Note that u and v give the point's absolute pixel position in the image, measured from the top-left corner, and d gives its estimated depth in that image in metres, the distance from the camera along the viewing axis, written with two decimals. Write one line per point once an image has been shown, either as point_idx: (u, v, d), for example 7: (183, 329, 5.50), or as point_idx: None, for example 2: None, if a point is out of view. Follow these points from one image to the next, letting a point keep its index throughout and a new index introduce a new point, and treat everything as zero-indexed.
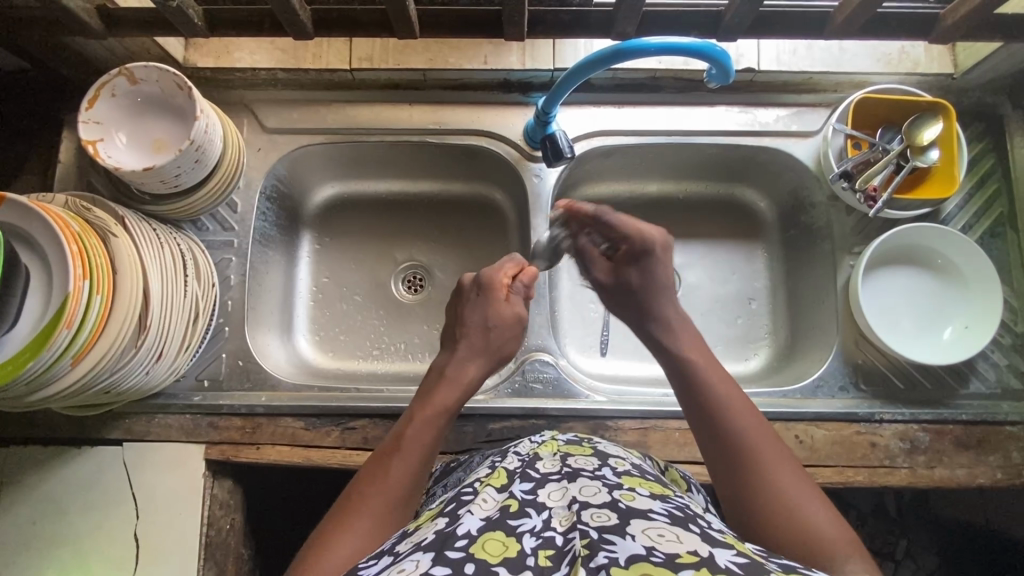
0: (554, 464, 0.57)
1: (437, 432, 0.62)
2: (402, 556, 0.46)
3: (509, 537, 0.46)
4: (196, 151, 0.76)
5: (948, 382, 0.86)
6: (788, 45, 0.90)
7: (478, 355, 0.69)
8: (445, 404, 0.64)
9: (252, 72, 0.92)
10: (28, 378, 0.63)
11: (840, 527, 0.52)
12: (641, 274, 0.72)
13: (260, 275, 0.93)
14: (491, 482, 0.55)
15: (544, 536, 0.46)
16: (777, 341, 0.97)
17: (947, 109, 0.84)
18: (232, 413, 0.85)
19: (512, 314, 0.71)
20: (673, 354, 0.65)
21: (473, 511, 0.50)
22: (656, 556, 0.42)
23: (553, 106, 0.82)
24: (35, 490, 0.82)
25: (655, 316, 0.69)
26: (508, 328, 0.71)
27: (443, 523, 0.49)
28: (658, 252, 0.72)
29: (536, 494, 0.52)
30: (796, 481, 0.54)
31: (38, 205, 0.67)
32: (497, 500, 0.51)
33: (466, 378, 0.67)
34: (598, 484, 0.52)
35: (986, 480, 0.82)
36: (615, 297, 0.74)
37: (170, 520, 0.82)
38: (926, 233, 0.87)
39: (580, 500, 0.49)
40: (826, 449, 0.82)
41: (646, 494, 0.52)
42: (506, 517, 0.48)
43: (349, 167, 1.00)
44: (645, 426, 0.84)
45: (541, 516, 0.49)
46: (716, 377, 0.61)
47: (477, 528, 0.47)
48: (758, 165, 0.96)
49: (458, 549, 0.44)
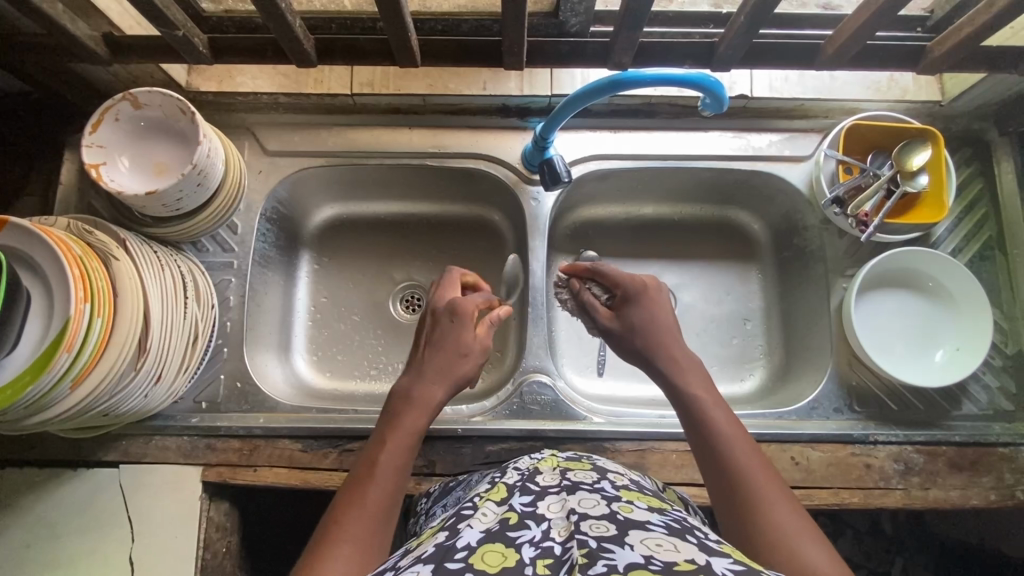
0: (554, 477, 0.58)
1: (408, 452, 0.62)
2: (402, 568, 0.46)
3: (508, 548, 0.47)
4: (198, 175, 0.77)
5: (940, 404, 0.87)
6: (780, 73, 0.92)
7: (443, 379, 0.68)
8: (415, 424, 0.64)
9: (254, 96, 0.93)
10: (28, 402, 0.63)
11: (827, 557, 0.50)
12: (639, 313, 0.73)
13: (259, 296, 0.94)
14: (491, 497, 0.55)
15: (543, 545, 0.47)
16: (772, 361, 0.98)
17: (936, 136, 0.86)
18: (230, 434, 0.85)
19: (477, 341, 0.72)
20: (676, 387, 0.66)
21: (473, 524, 0.50)
22: (654, 564, 0.42)
23: (550, 132, 0.83)
24: (30, 513, 0.82)
25: (662, 353, 0.69)
26: (472, 354, 0.71)
27: (444, 537, 0.49)
28: (654, 294, 0.74)
29: (535, 506, 0.52)
30: (791, 513, 0.53)
31: (38, 228, 0.67)
32: (496, 513, 0.52)
33: (432, 402, 0.66)
34: (597, 497, 0.53)
35: (980, 501, 0.82)
36: (615, 339, 0.76)
37: (166, 543, 0.81)
38: (913, 257, 0.88)
39: (579, 512, 0.50)
40: (822, 470, 0.83)
41: (644, 507, 0.52)
42: (506, 528, 0.49)
43: (348, 189, 1.01)
44: (642, 447, 0.84)
45: (541, 526, 0.49)
46: (718, 409, 0.62)
47: (477, 540, 0.48)
48: (752, 189, 0.98)
49: (456, 561, 0.45)
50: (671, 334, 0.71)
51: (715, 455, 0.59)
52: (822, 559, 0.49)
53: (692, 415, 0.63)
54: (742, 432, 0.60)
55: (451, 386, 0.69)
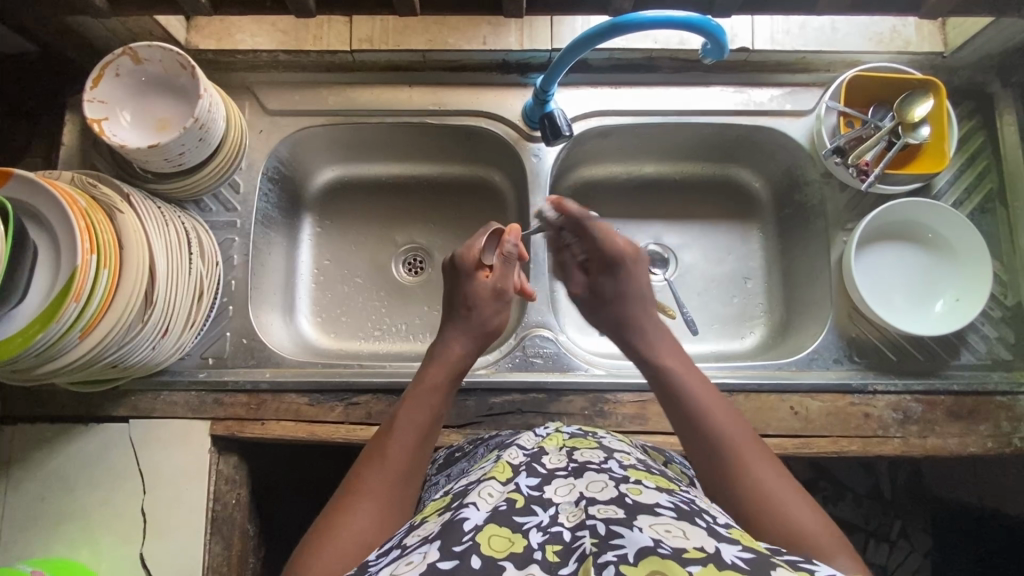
0: (560, 458, 0.58)
1: (430, 409, 0.65)
2: (409, 549, 0.48)
3: (515, 533, 0.47)
4: (199, 130, 0.77)
5: (940, 354, 0.87)
6: (781, 25, 0.91)
7: (460, 336, 0.73)
8: (435, 381, 0.68)
9: (254, 54, 0.92)
10: (38, 351, 0.65)
11: (812, 513, 0.54)
12: (612, 284, 0.75)
13: (263, 256, 0.95)
14: (494, 475, 0.55)
15: (551, 531, 0.48)
16: (772, 317, 0.99)
17: (937, 87, 0.86)
18: (238, 389, 0.86)
19: (489, 290, 0.75)
20: (650, 363, 0.68)
21: (477, 503, 0.50)
22: (663, 548, 0.43)
23: (551, 84, 0.83)
24: (43, 466, 0.83)
25: (630, 326, 0.73)
26: (487, 304, 0.75)
27: (450, 515, 0.50)
28: (628, 263, 0.75)
29: (542, 490, 0.52)
30: (775, 475, 0.56)
31: (45, 180, 0.68)
32: (501, 493, 0.52)
33: (454, 357, 0.71)
34: (605, 479, 0.53)
35: (977, 448, 0.83)
36: (586, 309, 0.77)
37: (177, 494, 0.83)
38: (932, 211, 0.88)
39: (587, 496, 0.51)
40: (821, 419, 0.84)
41: (652, 487, 0.53)
42: (512, 511, 0.49)
43: (349, 150, 1.01)
44: (643, 399, 0.85)
45: (548, 512, 0.50)
46: (694, 383, 0.64)
47: (482, 520, 0.48)
48: (753, 145, 0.98)
49: (463, 542, 0.46)
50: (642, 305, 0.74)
51: (694, 426, 0.61)
52: (802, 511, 0.53)
53: (670, 391, 0.65)
54: (721, 403, 0.62)
55: (473, 342, 0.74)
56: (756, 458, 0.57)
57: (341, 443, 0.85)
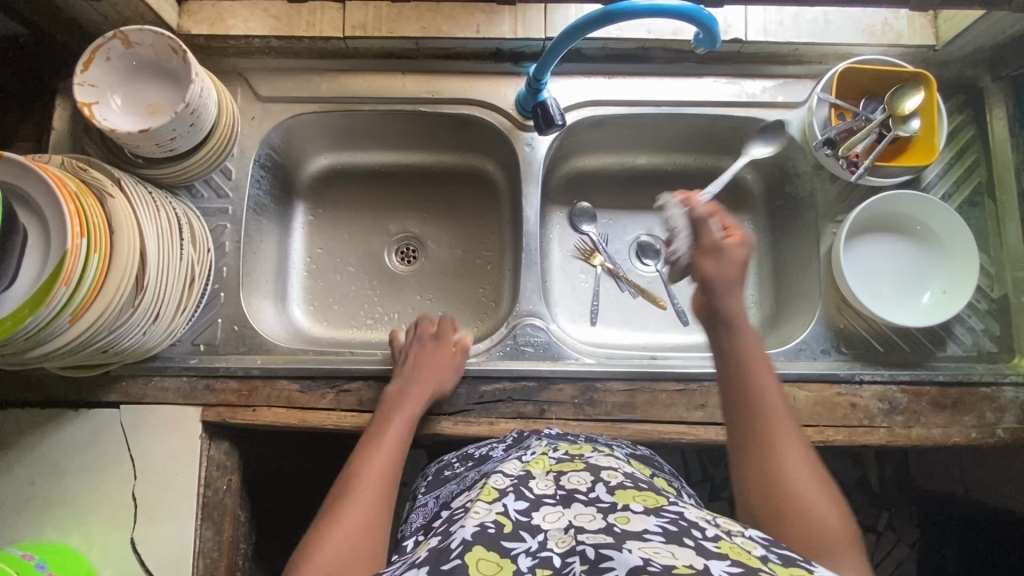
0: (548, 484, 0.59)
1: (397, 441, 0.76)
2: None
3: (503, 558, 0.48)
4: (190, 115, 0.77)
5: (926, 346, 0.88)
6: (775, 16, 0.91)
7: (427, 378, 0.82)
8: (403, 417, 0.79)
9: (246, 40, 0.92)
10: (27, 334, 0.64)
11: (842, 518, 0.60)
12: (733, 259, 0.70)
13: (255, 244, 0.94)
14: (481, 497, 0.56)
15: (540, 556, 0.49)
16: (762, 309, 1.00)
17: (930, 79, 0.86)
18: (229, 375, 0.86)
19: (444, 349, 0.86)
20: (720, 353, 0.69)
21: (466, 522, 0.52)
22: (653, 567, 0.43)
23: (544, 73, 0.83)
24: (34, 451, 0.84)
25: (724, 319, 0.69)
26: (444, 356, 0.85)
27: (437, 541, 0.52)
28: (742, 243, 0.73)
29: (531, 516, 0.53)
30: (811, 480, 0.62)
31: (34, 163, 0.68)
32: (489, 512, 0.53)
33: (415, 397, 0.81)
34: (593, 510, 0.53)
35: (961, 438, 0.84)
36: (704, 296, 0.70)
37: (168, 479, 0.83)
38: (920, 203, 0.89)
39: (576, 525, 0.51)
40: (809, 409, 0.85)
41: (640, 511, 0.52)
42: (501, 537, 0.51)
43: (343, 138, 1.01)
44: (632, 387, 0.86)
45: (536, 538, 0.51)
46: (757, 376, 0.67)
47: (471, 535, 0.50)
48: (746, 137, 0.98)
49: (451, 561, 0.48)
50: (734, 291, 0.69)
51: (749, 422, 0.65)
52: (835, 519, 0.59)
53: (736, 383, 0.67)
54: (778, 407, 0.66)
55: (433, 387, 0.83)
56: (798, 462, 0.63)
57: (331, 430, 0.85)
